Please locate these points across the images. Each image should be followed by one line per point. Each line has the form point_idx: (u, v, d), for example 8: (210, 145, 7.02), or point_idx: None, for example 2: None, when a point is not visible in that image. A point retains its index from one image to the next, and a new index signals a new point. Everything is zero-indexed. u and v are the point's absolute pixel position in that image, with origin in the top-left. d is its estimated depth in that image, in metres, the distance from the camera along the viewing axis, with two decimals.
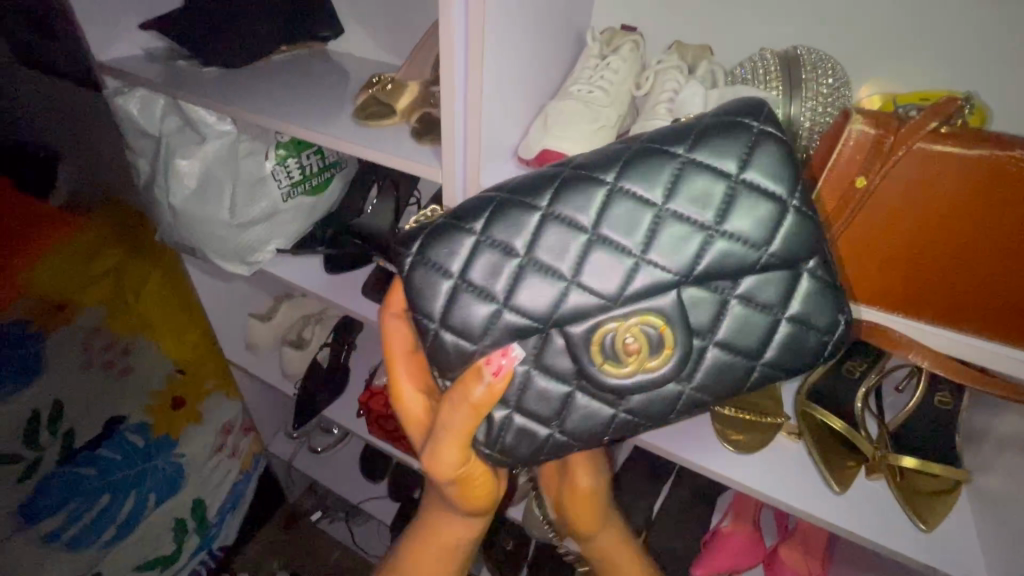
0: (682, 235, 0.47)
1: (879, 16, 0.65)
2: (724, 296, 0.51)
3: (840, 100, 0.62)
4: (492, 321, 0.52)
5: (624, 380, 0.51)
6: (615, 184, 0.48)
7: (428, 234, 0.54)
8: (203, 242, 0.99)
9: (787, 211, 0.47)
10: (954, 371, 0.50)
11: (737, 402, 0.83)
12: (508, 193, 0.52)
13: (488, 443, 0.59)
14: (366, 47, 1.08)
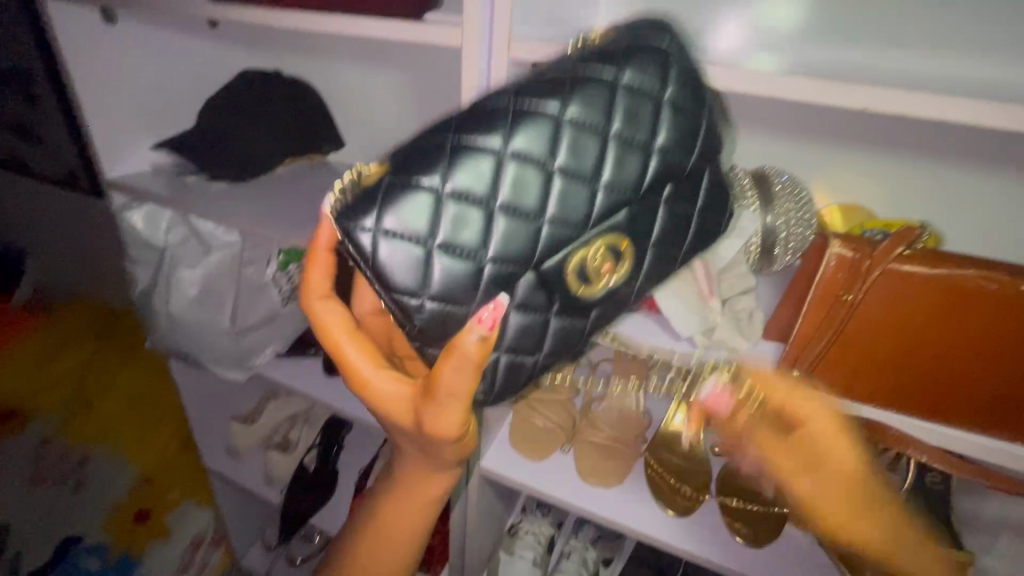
0: (625, 155, 0.48)
1: (835, 143, 0.75)
2: (657, 201, 0.53)
3: (809, 214, 0.70)
4: (473, 273, 0.47)
5: (597, 294, 0.53)
6: (565, 112, 0.46)
7: (381, 202, 0.45)
8: (203, 351, 1.00)
9: (699, 122, 0.50)
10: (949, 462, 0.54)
11: (741, 492, 0.85)
12: (458, 133, 0.45)
13: (484, 391, 0.55)
14: (367, 159, 1.14)
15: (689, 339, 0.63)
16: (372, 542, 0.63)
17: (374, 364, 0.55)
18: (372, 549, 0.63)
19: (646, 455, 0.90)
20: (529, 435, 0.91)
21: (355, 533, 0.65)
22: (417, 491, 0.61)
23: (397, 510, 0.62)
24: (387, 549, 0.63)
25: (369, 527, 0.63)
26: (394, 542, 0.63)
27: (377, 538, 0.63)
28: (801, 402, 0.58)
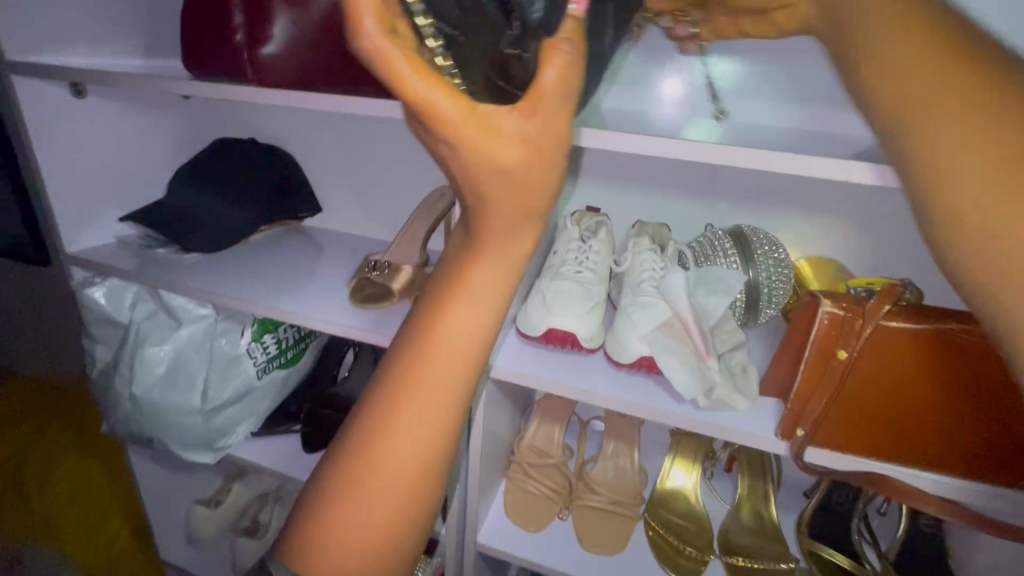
0: None
1: (799, 200, 0.80)
2: None
3: (788, 268, 0.74)
4: None
5: None
6: None
7: None
8: (168, 433, 0.92)
9: None
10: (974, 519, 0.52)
11: (745, 550, 0.82)
12: None
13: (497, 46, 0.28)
14: (344, 222, 1.13)
15: (692, 399, 0.62)
16: (358, 487, 0.40)
17: (485, 137, 0.30)
18: (355, 503, 0.40)
19: (646, 517, 0.87)
20: (525, 502, 0.89)
21: (328, 486, 0.41)
22: (441, 381, 0.40)
23: (405, 425, 0.39)
24: (384, 500, 0.40)
25: (350, 463, 0.40)
26: (398, 483, 0.40)
27: (364, 478, 0.40)
28: (807, 459, 0.58)
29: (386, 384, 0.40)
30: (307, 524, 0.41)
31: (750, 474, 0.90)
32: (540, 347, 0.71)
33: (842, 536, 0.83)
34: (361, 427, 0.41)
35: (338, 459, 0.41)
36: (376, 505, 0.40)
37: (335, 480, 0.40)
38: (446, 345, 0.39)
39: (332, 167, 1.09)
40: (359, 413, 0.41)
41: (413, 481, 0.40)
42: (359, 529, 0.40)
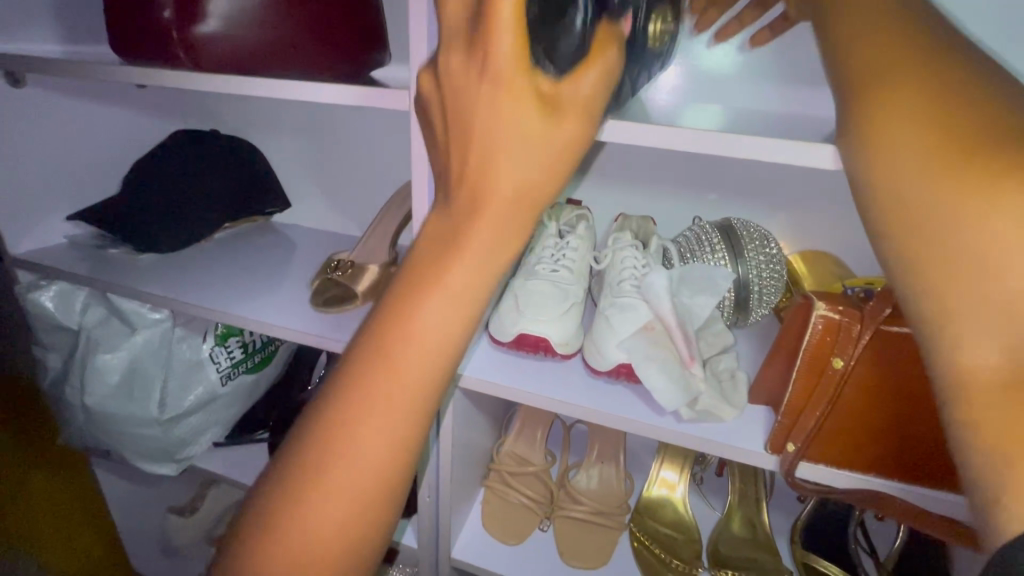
0: None
1: (792, 188, 0.75)
2: None
3: (780, 263, 0.68)
4: None
5: None
6: None
7: None
8: (125, 444, 0.88)
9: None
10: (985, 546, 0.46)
11: (735, 562, 0.78)
12: None
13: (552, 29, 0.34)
14: (316, 217, 1.07)
15: (674, 411, 0.57)
16: (296, 518, 0.33)
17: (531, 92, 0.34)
18: (291, 536, 0.33)
19: (632, 527, 0.83)
20: (504, 513, 0.84)
21: (260, 515, 0.34)
22: (399, 398, 0.34)
23: (360, 426, 0.34)
24: (328, 532, 0.33)
25: (288, 487, 0.34)
26: (344, 514, 0.34)
27: (303, 506, 0.33)
28: (800, 477, 0.53)
29: (335, 397, 0.34)
30: (232, 560, 0.34)
31: (742, 480, 0.86)
32: (513, 354, 0.66)
33: (838, 545, 0.79)
34: (303, 446, 0.34)
35: (272, 481, 0.34)
36: (318, 538, 0.33)
37: (268, 505, 0.34)
38: (407, 356, 0.34)
39: (302, 160, 1.03)
40: (302, 429, 0.35)
41: (362, 509, 0.34)
42: (295, 566, 0.33)
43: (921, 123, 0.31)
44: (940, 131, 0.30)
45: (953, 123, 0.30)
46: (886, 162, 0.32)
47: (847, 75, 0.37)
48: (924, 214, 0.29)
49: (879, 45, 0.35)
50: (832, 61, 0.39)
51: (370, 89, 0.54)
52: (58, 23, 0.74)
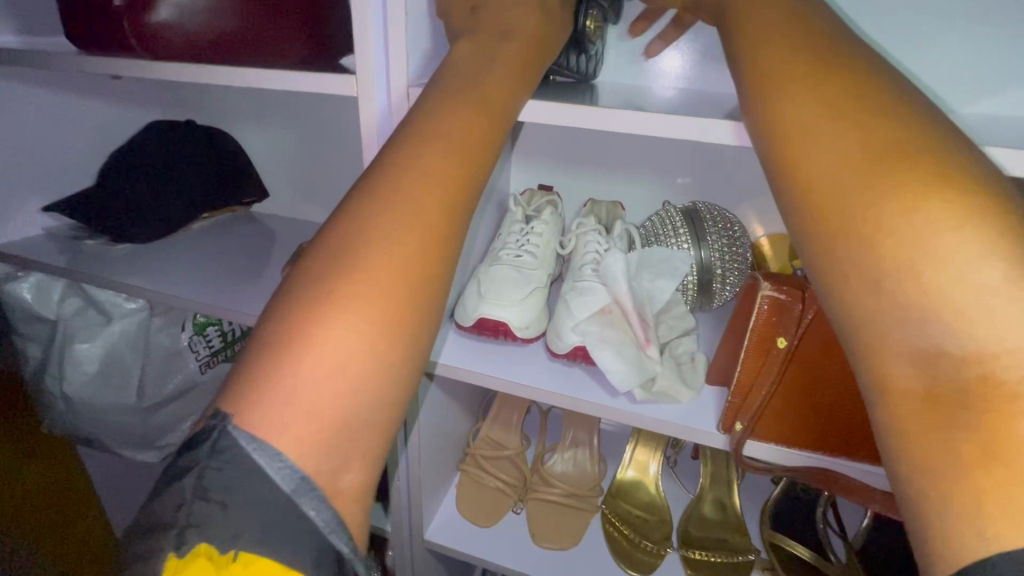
0: None
1: (759, 171, 0.75)
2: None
3: (743, 247, 0.68)
4: None
5: None
6: None
7: None
8: (106, 433, 0.90)
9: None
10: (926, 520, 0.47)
11: (703, 543, 0.79)
12: None
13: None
14: (295, 206, 1.08)
15: (628, 392, 0.58)
16: (318, 337, 0.31)
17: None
18: (322, 348, 0.31)
19: (604, 509, 0.84)
20: (477, 496, 0.85)
21: (285, 339, 0.31)
22: (421, 226, 0.36)
23: (398, 233, 0.35)
24: (356, 347, 0.32)
25: (306, 309, 0.32)
26: (372, 328, 0.33)
27: (330, 320, 0.32)
28: (748, 455, 0.54)
29: (340, 234, 0.35)
30: (249, 392, 0.30)
31: (713, 461, 0.86)
32: (477, 338, 0.67)
33: (805, 526, 0.80)
34: (316, 275, 0.33)
35: (283, 310, 0.32)
36: (348, 354, 0.31)
37: (286, 328, 0.31)
38: (412, 191, 0.36)
39: (279, 150, 1.03)
40: (303, 267, 0.34)
41: (388, 331, 0.33)
42: (327, 384, 0.31)
43: (843, 128, 0.30)
44: (851, 101, 0.31)
45: (874, 132, 0.30)
46: (807, 165, 0.31)
47: (749, 73, 0.35)
48: (849, 209, 0.29)
49: (774, 17, 0.36)
50: (733, 61, 0.38)
51: (321, 75, 0.54)
52: (16, 16, 0.74)
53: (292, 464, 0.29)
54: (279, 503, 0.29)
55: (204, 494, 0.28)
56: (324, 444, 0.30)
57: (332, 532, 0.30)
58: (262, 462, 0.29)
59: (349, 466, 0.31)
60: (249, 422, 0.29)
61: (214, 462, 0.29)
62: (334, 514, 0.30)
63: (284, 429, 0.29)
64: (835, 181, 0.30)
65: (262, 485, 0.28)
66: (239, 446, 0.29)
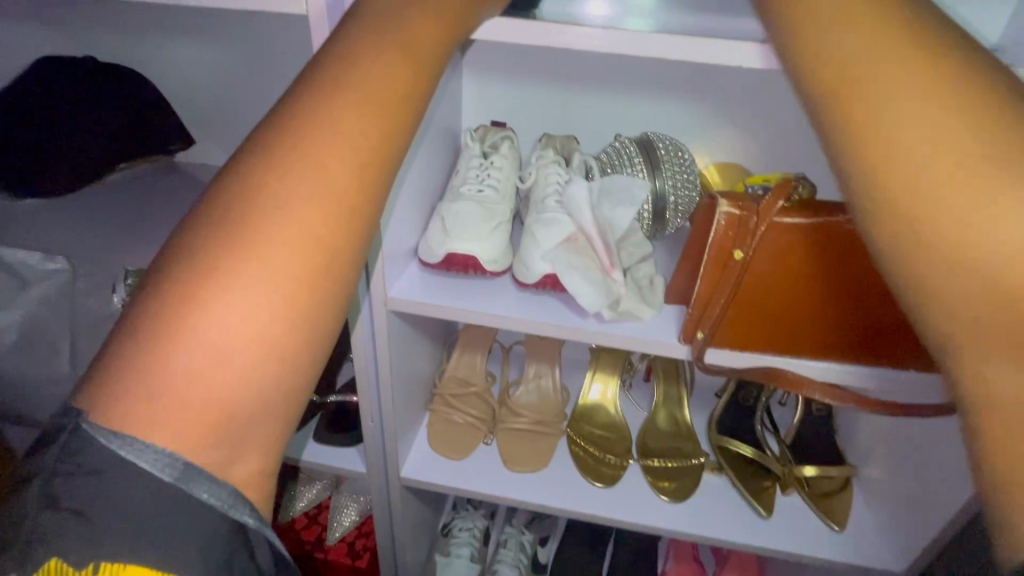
0: None
1: (701, 105, 0.79)
2: None
3: (694, 175, 0.71)
4: None
5: None
6: None
7: None
8: (35, 408, 0.82)
9: None
10: (869, 403, 0.54)
11: (659, 452, 0.87)
12: None
13: None
14: (222, 153, 0.99)
15: (597, 313, 0.61)
16: (187, 327, 0.31)
17: None
18: (206, 325, 0.32)
19: (569, 432, 0.89)
20: (447, 432, 0.88)
21: (148, 329, 0.31)
22: (301, 201, 0.35)
23: (277, 209, 0.34)
24: (256, 317, 0.33)
25: (200, 280, 0.32)
26: (267, 301, 0.33)
27: (212, 298, 0.32)
28: (708, 361, 0.58)
29: (249, 197, 0.34)
30: (122, 374, 0.30)
31: (666, 381, 0.94)
32: (443, 274, 0.67)
33: (747, 429, 0.89)
34: (196, 251, 0.33)
35: (177, 277, 0.32)
36: (224, 346, 0.32)
37: (162, 309, 0.31)
38: (321, 156, 0.36)
39: (197, 88, 0.93)
40: (204, 232, 0.34)
41: (273, 317, 0.33)
42: (202, 374, 0.31)
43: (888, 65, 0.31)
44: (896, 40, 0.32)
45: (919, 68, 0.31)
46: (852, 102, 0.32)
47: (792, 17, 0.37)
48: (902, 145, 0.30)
49: None
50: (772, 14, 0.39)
51: None
52: None
53: (172, 454, 0.30)
54: (159, 497, 0.30)
55: (57, 500, 0.29)
56: (211, 423, 0.31)
57: (232, 508, 0.32)
58: (135, 456, 0.29)
59: (235, 454, 0.33)
60: (120, 403, 0.30)
61: (72, 459, 0.29)
62: (231, 490, 0.32)
63: (163, 401, 0.30)
64: (863, 91, 0.32)
65: (137, 482, 0.29)
66: (99, 441, 0.29)
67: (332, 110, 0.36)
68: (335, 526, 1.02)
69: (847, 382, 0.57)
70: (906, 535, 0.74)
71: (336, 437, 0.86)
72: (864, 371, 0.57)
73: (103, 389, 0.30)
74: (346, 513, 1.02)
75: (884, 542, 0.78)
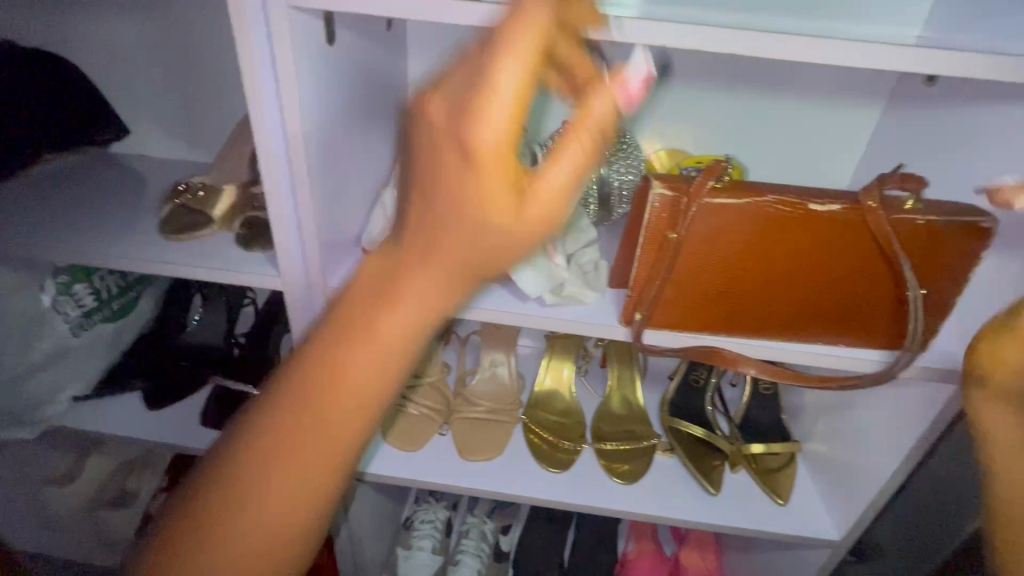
0: None
1: (652, 92, 0.78)
2: None
3: (639, 161, 0.72)
4: None
5: None
6: None
7: None
8: None
9: None
10: (779, 373, 0.55)
11: (613, 435, 0.88)
12: None
13: None
14: (154, 142, 0.93)
15: (539, 297, 0.62)
16: (246, 494, 0.33)
17: None
18: (261, 497, 0.33)
19: (525, 419, 0.90)
20: (403, 424, 0.87)
21: (216, 488, 0.34)
22: (367, 387, 0.32)
23: (344, 390, 0.31)
24: (281, 501, 0.33)
25: (260, 452, 0.33)
26: (316, 476, 0.33)
27: (270, 473, 0.33)
28: (647, 342, 0.60)
29: (287, 381, 0.32)
30: (190, 523, 0.34)
31: (620, 365, 0.95)
32: None
33: (699, 411, 0.91)
34: (265, 419, 0.33)
35: (238, 443, 0.34)
36: (273, 516, 0.33)
37: (231, 475, 0.33)
38: (395, 337, 0.31)
39: (125, 70, 0.86)
40: (259, 400, 0.34)
41: (322, 489, 0.34)
42: (252, 537, 0.34)
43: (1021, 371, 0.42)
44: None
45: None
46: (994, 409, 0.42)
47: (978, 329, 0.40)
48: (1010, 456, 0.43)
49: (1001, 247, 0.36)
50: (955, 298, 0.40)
51: None
52: None
53: None
54: None
55: None
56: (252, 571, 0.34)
57: None
58: None
59: None
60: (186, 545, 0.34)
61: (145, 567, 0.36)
62: None
63: (215, 559, 0.34)
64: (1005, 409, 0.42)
65: None
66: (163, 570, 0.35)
67: (400, 278, 0.30)
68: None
69: (785, 358, 0.59)
70: (846, 507, 0.77)
71: None
72: (801, 348, 0.59)
73: (175, 526, 0.35)
74: None
75: (826, 514, 0.81)
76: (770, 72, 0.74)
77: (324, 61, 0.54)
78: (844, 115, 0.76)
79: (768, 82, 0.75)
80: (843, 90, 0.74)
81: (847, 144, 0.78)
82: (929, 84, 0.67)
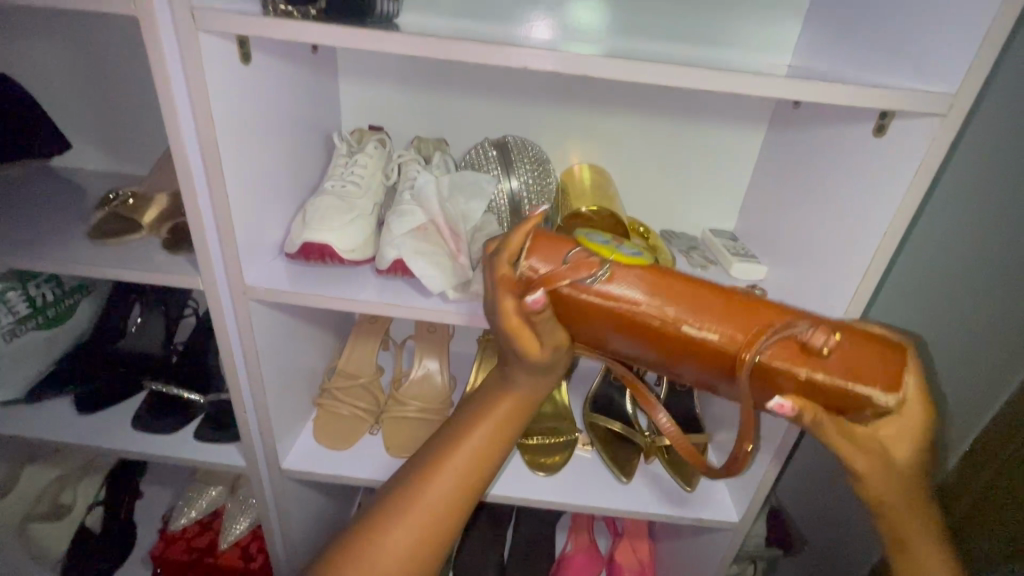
0: None
1: (564, 111, 0.85)
2: None
3: (546, 172, 0.78)
4: None
5: None
6: None
7: None
8: None
9: None
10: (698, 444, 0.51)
11: (538, 430, 0.93)
12: None
13: None
14: (96, 157, 0.97)
15: (443, 293, 0.67)
16: (395, 515, 0.50)
17: None
18: (402, 515, 0.50)
19: None
20: (334, 425, 0.90)
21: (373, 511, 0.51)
22: (480, 444, 0.52)
23: (462, 445, 0.52)
24: (425, 514, 0.51)
25: (408, 486, 0.51)
26: (440, 501, 0.51)
27: (412, 501, 0.51)
28: None
29: (444, 443, 0.53)
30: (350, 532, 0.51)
31: None
32: (309, 264, 0.71)
33: (620, 407, 0.97)
34: (414, 467, 0.53)
35: (392, 484, 0.53)
36: (411, 528, 0.50)
37: (384, 498, 0.52)
38: (499, 414, 0.53)
39: (66, 90, 0.90)
40: (430, 445, 0.54)
41: (443, 515, 0.51)
42: (395, 546, 0.50)
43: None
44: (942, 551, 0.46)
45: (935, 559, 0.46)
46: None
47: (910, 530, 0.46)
48: None
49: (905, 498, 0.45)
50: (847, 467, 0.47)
51: None
52: None
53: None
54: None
55: None
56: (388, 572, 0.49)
57: None
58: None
59: None
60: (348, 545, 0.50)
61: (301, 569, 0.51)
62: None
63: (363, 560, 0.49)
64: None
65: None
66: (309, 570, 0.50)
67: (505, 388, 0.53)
68: (229, 530, 1.00)
69: None
70: (746, 490, 0.83)
71: (216, 434, 0.86)
72: None
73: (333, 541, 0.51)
74: (236, 520, 1.01)
75: (731, 500, 0.86)
76: (666, 95, 0.83)
77: (237, 78, 0.59)
78: (733, 134, 0.85)
79: (665, 104, 0.83)
80: (733, 112, 0.83)
81: (740, 160, 0.86)
82: (797, 107, 0.76)
